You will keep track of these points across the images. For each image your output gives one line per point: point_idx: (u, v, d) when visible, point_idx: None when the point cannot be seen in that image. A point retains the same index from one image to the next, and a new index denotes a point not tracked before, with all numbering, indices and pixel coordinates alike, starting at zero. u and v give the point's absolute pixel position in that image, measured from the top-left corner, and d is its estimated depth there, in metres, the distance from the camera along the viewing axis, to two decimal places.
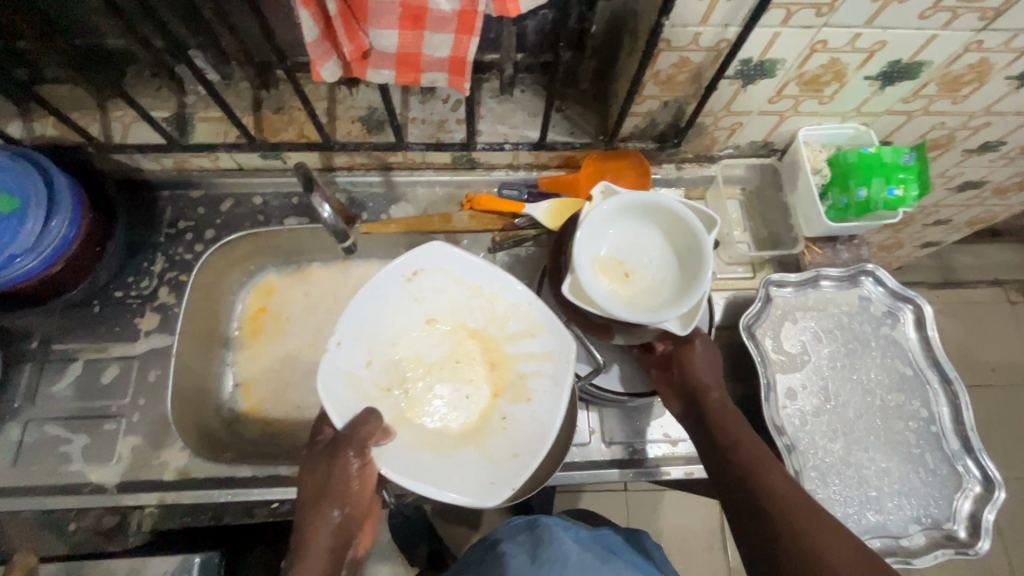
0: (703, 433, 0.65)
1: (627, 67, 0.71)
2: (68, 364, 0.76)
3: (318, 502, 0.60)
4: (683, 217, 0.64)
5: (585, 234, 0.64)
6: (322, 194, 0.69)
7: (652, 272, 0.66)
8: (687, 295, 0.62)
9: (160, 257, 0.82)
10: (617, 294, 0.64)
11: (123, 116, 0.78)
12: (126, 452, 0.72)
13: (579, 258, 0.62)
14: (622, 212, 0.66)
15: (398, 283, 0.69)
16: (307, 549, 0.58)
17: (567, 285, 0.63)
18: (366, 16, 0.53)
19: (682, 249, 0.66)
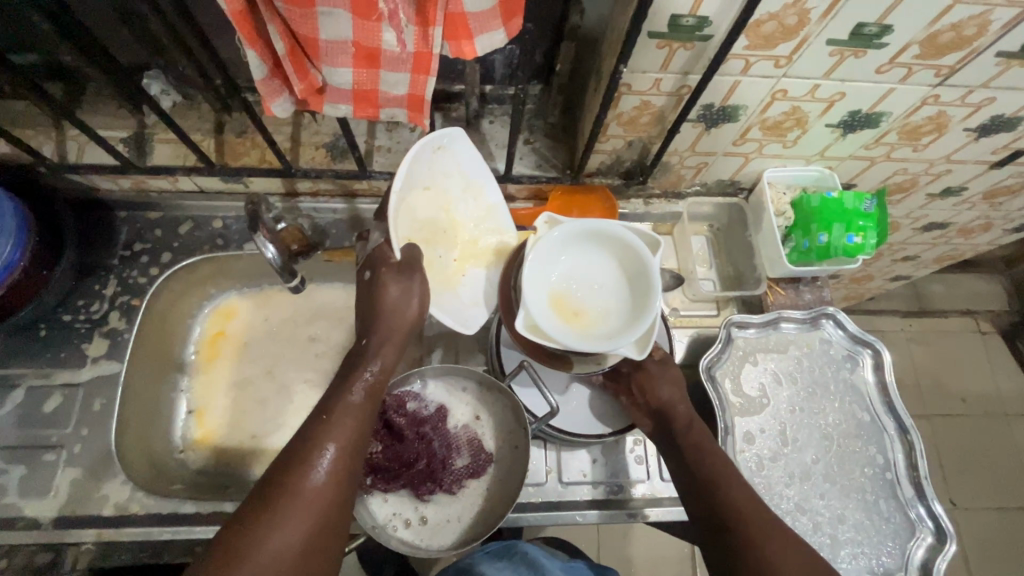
0: (671, 452, 0.64)
1: (591, 106, 0.71)
2: (10, 390, 0.73)
3: (383, 318, 0.59)
4: (628, 240, 0.64)
5: (532, 265, 0.62)
6: (267, 233, 0.70)
7: (604, 297, 0.64)
8: (640, 316, 0.61)
9: (113, 280, 0.80)
10: (570, 323, 0.62)
11: (79, 135, 0.77)
12: (65, 484, 0.70)
13: (528, 292, 0.61)
14: (569, 240, 0.65)
15: (432, 151, 0.62)
16: (369, 360, 0.59)
17: (520, 320, 0.60)
18: (317, 55, 0.52)
19: (630, 271, 0.65)
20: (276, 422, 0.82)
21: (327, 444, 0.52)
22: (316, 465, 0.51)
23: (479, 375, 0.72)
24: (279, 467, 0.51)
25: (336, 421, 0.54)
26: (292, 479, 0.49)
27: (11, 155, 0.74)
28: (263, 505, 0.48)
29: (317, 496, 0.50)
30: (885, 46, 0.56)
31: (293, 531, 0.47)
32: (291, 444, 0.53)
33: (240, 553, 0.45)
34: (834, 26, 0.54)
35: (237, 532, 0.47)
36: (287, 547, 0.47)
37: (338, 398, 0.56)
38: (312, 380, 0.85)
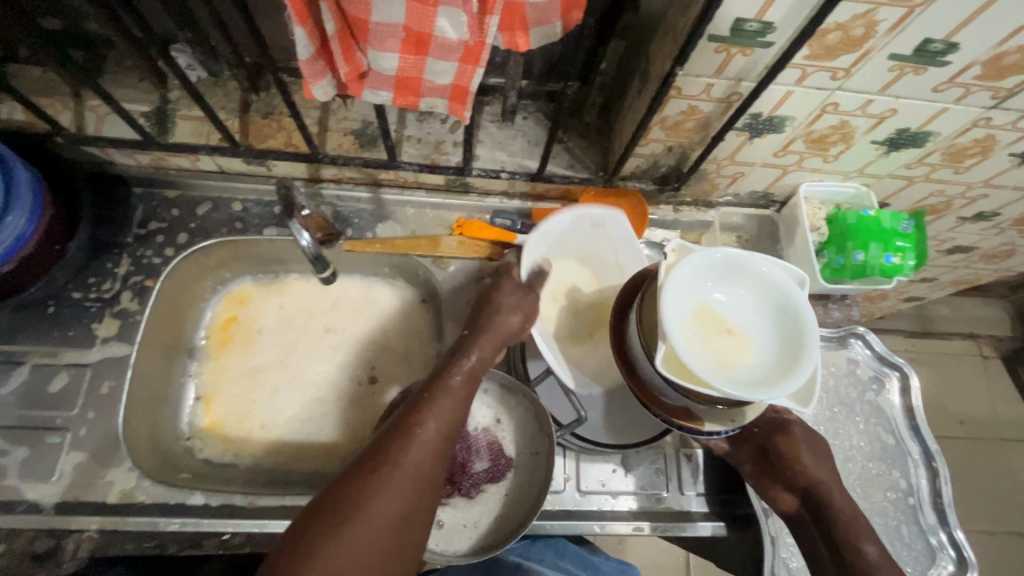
0: (819, 533, 0.64)
1: (634, 108, 0.69)
2: (15, 368, 0.71)
3: (490, 316, 0.66)
4: (773, 275, 0.59)
5: (670, 296, 0.56)
6: (300, 222, 0.71)
7: (746, 336, 0.58)
8: (793, 360, 0.56)
9: (126, 258, 0.77)
10: (719, 366, 0.56)
11: (98, 106, 0.74)
12: (69, 469, 0.67)
13: (675, 330, 0.54)
14: (705, 270, 0.59)
15: (589, 223, 0.74)
16: (470, 349, 0.63)
17: (662, 358, 0.54)
18: (365, 38, 0.50)
19: (775, 308, 0.59)
20: (289, 414, 0.81)
21: (427, 421, 0.57)
22: (421, 437, 0.56)
23: (502, 377, 0.70)
24: (387, 434, 0.56)
25: (441, 402, 0.58)
26: (396, 450, 0.54)
27: (26, 123, 0.72)
28: (374, 465, 0.53)
29: (419, 467, 0.54)
30: (947, 65, 0.55)
31: (398, 494, 0.53)
32: (399, 415, 0.58)
33: (355, 505, 0.51)
34: (899, 41, 0.52)
35: (350, 485, 0.52)
36: (393, 508, 0.52)
37: (443, 380, 0.60)
38: (326, 372, 0.83)
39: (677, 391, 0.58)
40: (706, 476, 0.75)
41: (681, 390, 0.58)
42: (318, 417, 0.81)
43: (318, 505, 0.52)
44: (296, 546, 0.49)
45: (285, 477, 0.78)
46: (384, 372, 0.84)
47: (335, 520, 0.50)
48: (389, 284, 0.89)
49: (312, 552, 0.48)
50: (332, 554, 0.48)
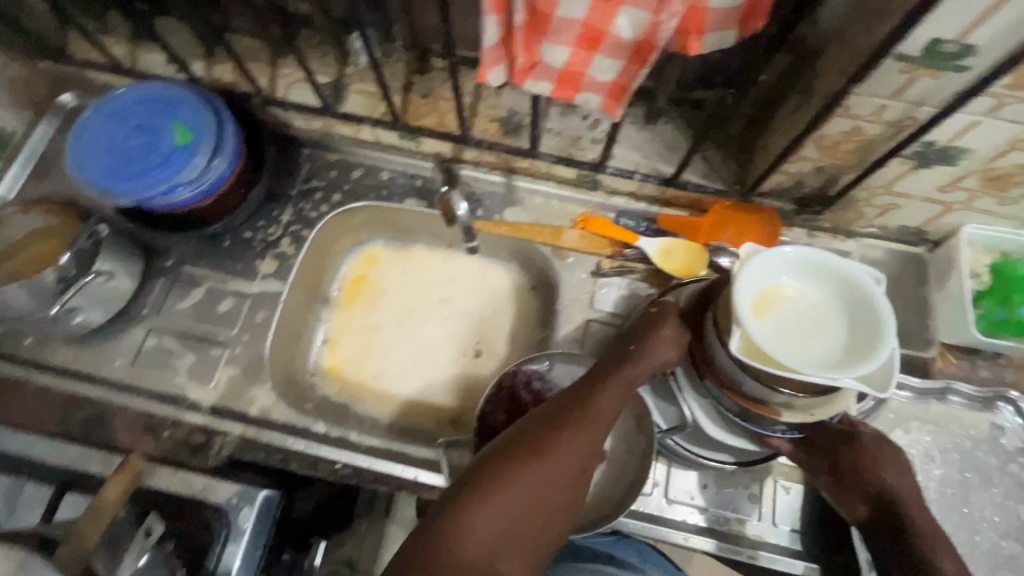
0: (889, 546, 0.58)
1: (788, 124, 0.68)
2: (194, 287, 0.83)
3: (653, 347, 0.64)
4: (852, 268, 0.61)
5: (743, 282, 0.60)
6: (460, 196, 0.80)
7: (818, 327, 0.61)
8: (866, 349, 0.58)
9: (289, 209, 0.87)
10: (791, 352, 0.59)
11: (289, 75, 0.85)
12: (224, 379, 0.78)
13: (746, 314, 0.58)
14: (776, 265, 0.62)
15: None
16: (638, 356, 0.63)
17: (733, 342, 0.58)
18: (545, 30, 0.54)
19: (849, 299, 0.61)
20: (398, 370, 0.88)
21: (598, 402, 0.60)
22: (591, 413, 0.59)
23: None
24: (558, 405, 0.60)
25: (611, 387, 0.61)
26: (573, 420, 0.58)
27: (233, 83, 0.85)
28: (546, 427, 0.57)
29: (588, 438, 0.57)
30: None
31: (569, 456, 0.55)
32: (568, 394, 0.61)
33: (531, 455, 0.55)
34: None
35: (525, 438, 0.56)
36: (563, 468, 0.55)
37: (611, 371, 0.63)
38: (437, 338, 0.90)
39: (753, 377, 0.60)
40: (804, 511, 0.72)
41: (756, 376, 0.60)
42: (424, 379, 0.88)
43: (493, 452, 0.56)
44: (474, 480, 0.53)
45: (389, 425, 0.86)
46: (487, 347, 0.90)
47: (512, 463, 0.54)
48: (503, 267, 0.93)
49: (491, 485, 0.52)
50: (509, 491, 0.52)
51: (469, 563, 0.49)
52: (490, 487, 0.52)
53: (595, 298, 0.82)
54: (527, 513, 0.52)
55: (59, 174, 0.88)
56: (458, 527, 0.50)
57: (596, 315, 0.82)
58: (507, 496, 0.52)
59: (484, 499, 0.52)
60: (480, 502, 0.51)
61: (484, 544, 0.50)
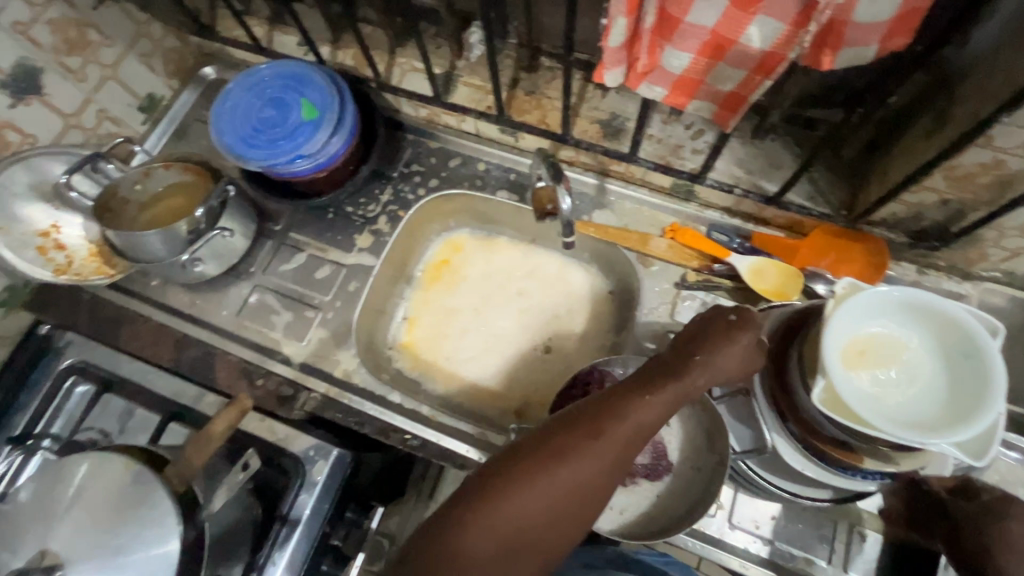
0: None
1: (915, 151, 0.64)
2: (296, 253, 0.89)
3: (715, 363, 0.58)
4: (964, 318, 0.56)
5: (832, 328, 0.57)
6: (565, 188, 0.78)
7: (916, 375, 0.57)
8: (969, 411, 0.54)
9: (389, 189, 0.92)
10: (880, 405, 0.56)
11: (405, 63, 0.91)
12: (314, 339, 0.84)
13: (831, 363, 0.56)
14: (875, 306, 0.59)
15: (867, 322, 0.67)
16: (695, 372, 0.57)
17: (815, 390, 0.57)
18: (671, 35, 0.54)
19: (953, 351, 0.57)
20: (470, 354, 0.91)
21: (635, 416, 0.55)
22: (625, 424, 0.54)
23: None
24: (588, 409, 0.56)
25: (652, 396, 0.56)
26: (602, 432, 0.54)
27: (354, 68, 0.91)
28: (570, 436, 0.54)
29: (612, 452, 0.54)
30: None
31: (588, 469, 0.53)
32: (604, 395, 0.57)
33: (546, 467, 0.52)
34: None
35: (544, 446, 0.54)
36: (579, 481, 0.53)
37: (659, 379, 0.57)
38: (510, 329, 0.92)
39: (836, 424, 0.58)
40: (880, 564, 0.68)
41: (834, 423, 0.58)
42: (494, 366, 0.90)
43: (508, 454, 0.54)
44: (490, 479, 0.53)
45: (455, 406, 0.89)
46: (558, 345, 0.91)
47: (531, 468, 0.52)
48: (582, 268, 0.94)
49: (499, 491, 0.52)
50: (523, 497, 0.51)
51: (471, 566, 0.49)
52: (498, 495, 0.51)
53: (675, 310, 0.81)
54: (539, 522, 0.52)
55: (193, 137, 0.98)
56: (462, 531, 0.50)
57: (676, 327, 0.81)
58: (514, 508, 0.51)
59: (489, 505, 0.51)
60: (492, 503, 0.51)
61: (487, 550, 0.50)
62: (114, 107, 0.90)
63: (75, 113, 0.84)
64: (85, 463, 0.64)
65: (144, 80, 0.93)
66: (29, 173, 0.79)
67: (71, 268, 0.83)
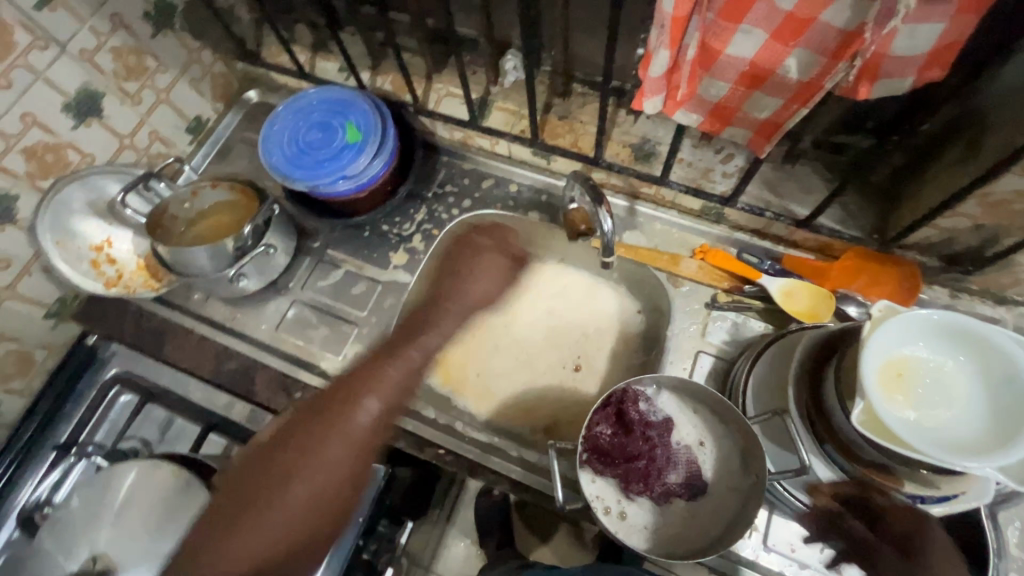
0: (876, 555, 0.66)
1: (947, 178, 0.65)
2: (334, 269, 0.92)
3: (460, 275, 0.84)
4: (1004, 342, 0.57)
5: (868, 350, 0.58)
6: (607, 209, 0.75)
7: (954, 397, 0.58)
8: (1009, 434, 0.54)
9: (424, 209, 0.95)
10: (918, 427, 0.57)
11: (441, 89, 0.94)
12: (351, 353, 0.86)
13: (869, 385, 0.57)
14: (913, 328, 0.60)
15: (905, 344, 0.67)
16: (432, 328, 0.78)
17: (854, 411, 0.57)
18: (710, 66, 0.56)
19: (994, 375, 0.58)
20: (499, 371, 0.93)
21: (370, 397, 0.68)
22: (360, 410, 0.67)
23: (718, 405, 0.70)
24: (322, 408, 0.67)
25: (373, 368, 0.71)
26: (343, 422, 0.66)
27: (392, 94, 0.95)
28: (310, 439, 0.65)
29: (347, 445, 0.65)
30: None
31: (325, 468, 0.64)
32: (328, 392, 0.69)
33: (288, 473, 0.63)
34: None
35: (284, 458, 0.64)
36: (317, 482, 0.63)
37: (381, 351, 0.73)
38: (540, 347, 0.93)
39: (874, 445, 0.59)
40: None
41: (873, 445, 0.59)
42: (523, 384, 0.92)
43: (257, 469, 0.64)
44: (241, 495, 0.62)
45: (485, 422, 0.90)
46: (587, 362, 0.92)
47: (277, 477, 0.63)
48: (610, 288, 0.96)
49: (249, 506, 0.61)
50: (275, 506, 0.61)
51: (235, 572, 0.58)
52: (250, 507, 0.61)
53: (706, 330, 0.82)
54: (292, 524, 0.61)
55: (236, 157, 1.02)
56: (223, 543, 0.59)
57: (707, 348, 0.82)
58: (266, 512, 0.61)
59: (240, 515, 0.60)
60: (241, 515, 0.60)
61: (251, 554, 0.59)
62: (165, 129, 0.94)
63: (130, 134, 0.89)
64: (134, 467, 0.67)
65: (193, 103, 0.98)
66: (86, 191, 0.83)
67: (121, 281, 0.88)
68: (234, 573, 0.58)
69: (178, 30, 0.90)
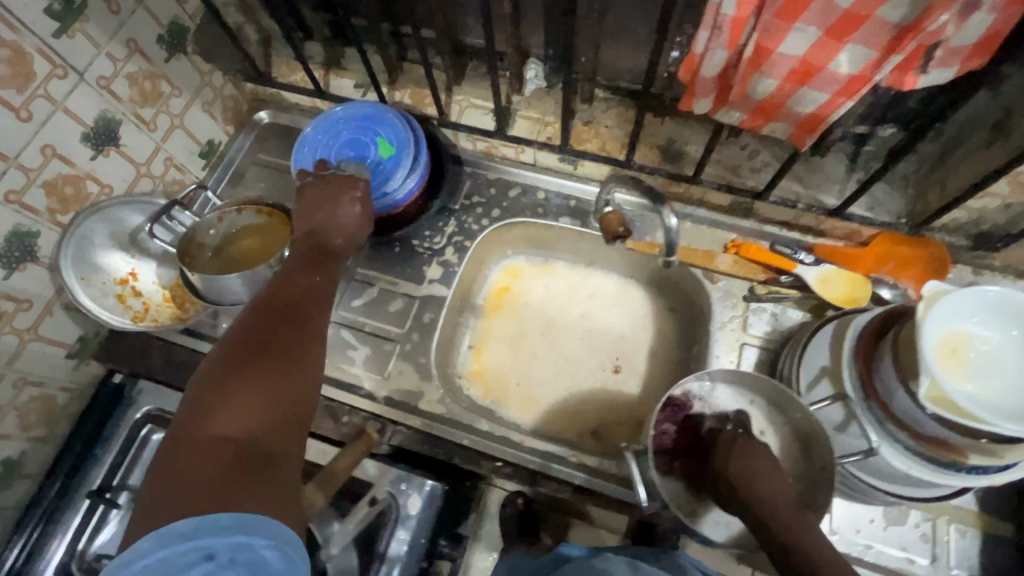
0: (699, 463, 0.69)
1: (977, 161, 0.69)
2: (368, 287, 0.90)
3: (328, 222, 0.72)
4: None
5: (926, 330, 0.60)
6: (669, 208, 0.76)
7: (1005, 368, 0.61)
8: None
9: (453, 221, 0.94)
10: (978, 400, 0.59)
11: (462, 100, 0.94)
12: (395, 372, 0.85)
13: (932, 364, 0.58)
14: (961, 305, 0.62)
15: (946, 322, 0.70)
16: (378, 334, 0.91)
17: (921, 390, 0.59)
18: (760, 65, 0.58)
19: None
20: (541, 378, 0.92)
21: (313, 291, 0.65)
22: (309, 300, 0.64)
23: (775, 394, 0.71)
24: (274, 305, 0.61)
25: (309, 277, 0.66)
26: (300, 311, 0.62)
27: (414, 108, 0.95)
28: (273, 327, 0.59)
29: (311, 329, 0.61)
30: None
31: (299, 345, 0.58)
32: (270, 294, 0.63)
33: (259, 354, 0.55)
34: None
35: (251, 346, 0.56)
36: (298, 358, 0.57)
37: (314, 257, 0.69)
38: (579, 352, 0.94)
39: (938, 421, 0.61)
40: (981, 558, 0.70)
41: (938, 420, 0.61)
42: (566, 388, 0.92)
43: (216, 364, 0.54)
44: (208, 390, 0.52)
45: (532, 430, 0.89)
46: (627, 363, 0.93)
47: (249, 361, 0.54)
48: (641, 289, 0.97)
49: (224, 393, 0.51)
50: (258, 384, 0.53)
51: (223, 441, 0.48)
52: (223, 386, 0.52)
53: (747, 322, 0.85)
54: (281, 395, 0.53)
55: (252, 180, 1.00)
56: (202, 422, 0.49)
57: (750, 340, 0.84)
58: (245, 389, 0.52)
59: (217, 396, 0.51)
60: (219, 401, 0.50)
61: (242, 423, 0.50)
62: (179, 154, 0.91)
63: (146, 162, 0.85)
64: None
65: (206, 128, 0.95)
66: (107, 224, 0.81)
67: (148, 315, 0.85)
68: (232, 446, 0.48)
69: (190, 52, 0.88)
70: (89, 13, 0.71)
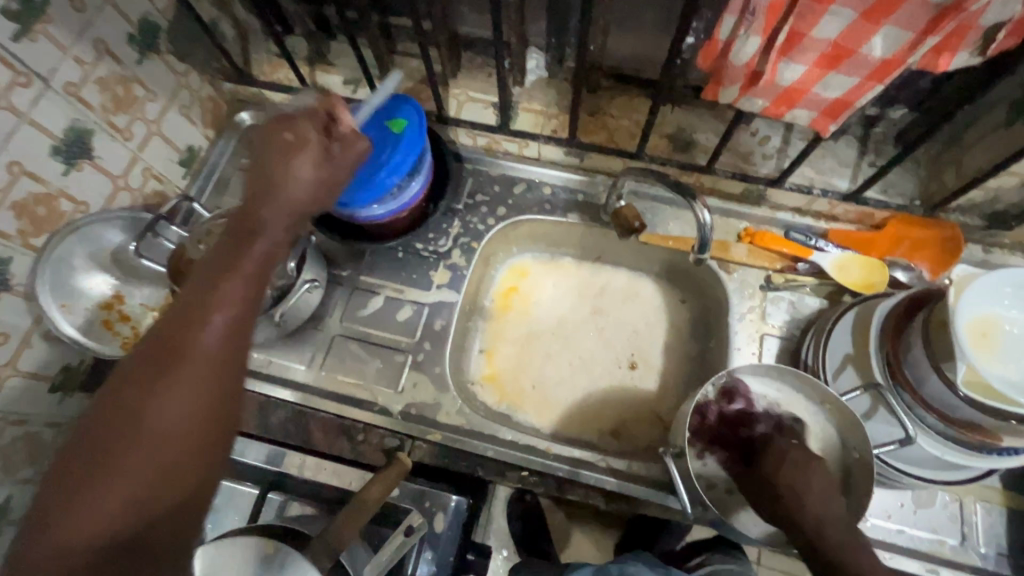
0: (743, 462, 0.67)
1: (997, 142, 0.69)
2: (373, 295, 0.86)
3: (270, 183, 0.53)
4: None
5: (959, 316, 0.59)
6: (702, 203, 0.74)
7: None
8: None
9: (457, 222, 0.90)
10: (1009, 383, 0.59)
11: (460, 94, 0.90)
12: (409, 385, 0.81)
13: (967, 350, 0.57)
14: (988, 288, 0.62)
15: None
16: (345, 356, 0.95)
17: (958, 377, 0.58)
18: (790, 49, 0.56)
19: None
20: (556, 379, 0.90)
21: (213, 308, 0.46)
22: (201, 324, 0.45)
23: (806, 387, 0.70)
24: (154, 340, 0.44)
25: (212, 288, 0.46)
26: (183, 346, 0.44)
27: None
28: (145, 378, 0.43)
29: (201, 372, 0.44)
30: None
31: (179, 400, 0.43)
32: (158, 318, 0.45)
33: (124, 425, 0.41)
34: None
35: (114, 409, 0.42)
36: (175, 419, 0.42)
37: (223, 253, 0.49)
38: (594, 350, 0.91)
39: (972, 406, 0.61)
40: (1007, 534, 0.71)
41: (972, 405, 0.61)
42: (583, 388, 0.89)
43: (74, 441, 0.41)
44: (62, 474, 0.40)
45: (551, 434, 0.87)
46: (643, 359, 0.91)
47: (114, 434, 0.41)
48: (652, 282, 0.95)
49: (78, 484, 0.40)
50: (121, 467, 0.40)
51: (77, 546, 0.38)
52: (76, 480, 0.40)
53: (766, 312, 0.84)
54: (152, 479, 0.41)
55: (237, 187, 0.94)
56: (51, 522, 0.39)
57: (769, 330, 0.83)
58: (108, 477, 0.40)
59: (71, 485, 0.40)
60: (71, 493, 0.39)
61: (98, 522, 0.39)
62: (158, 164, 0.84)
63: (123, 175, 0.79)
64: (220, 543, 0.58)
65: (184, 133, 0.88)
66: (84, 244, 0.74)
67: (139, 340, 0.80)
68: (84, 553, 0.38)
69: (164, 52, 0.81)
70: (51, 13, 0.64)
